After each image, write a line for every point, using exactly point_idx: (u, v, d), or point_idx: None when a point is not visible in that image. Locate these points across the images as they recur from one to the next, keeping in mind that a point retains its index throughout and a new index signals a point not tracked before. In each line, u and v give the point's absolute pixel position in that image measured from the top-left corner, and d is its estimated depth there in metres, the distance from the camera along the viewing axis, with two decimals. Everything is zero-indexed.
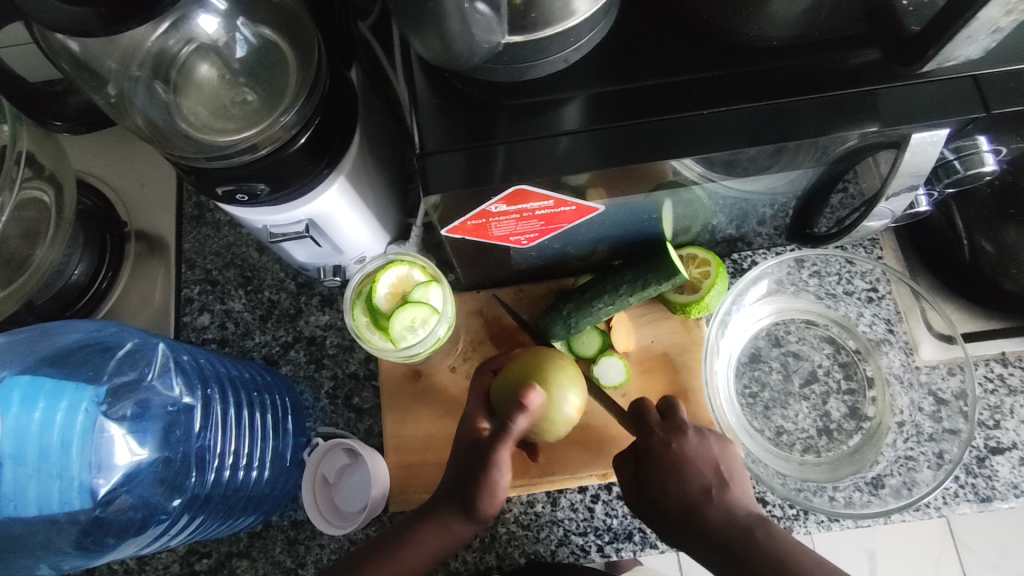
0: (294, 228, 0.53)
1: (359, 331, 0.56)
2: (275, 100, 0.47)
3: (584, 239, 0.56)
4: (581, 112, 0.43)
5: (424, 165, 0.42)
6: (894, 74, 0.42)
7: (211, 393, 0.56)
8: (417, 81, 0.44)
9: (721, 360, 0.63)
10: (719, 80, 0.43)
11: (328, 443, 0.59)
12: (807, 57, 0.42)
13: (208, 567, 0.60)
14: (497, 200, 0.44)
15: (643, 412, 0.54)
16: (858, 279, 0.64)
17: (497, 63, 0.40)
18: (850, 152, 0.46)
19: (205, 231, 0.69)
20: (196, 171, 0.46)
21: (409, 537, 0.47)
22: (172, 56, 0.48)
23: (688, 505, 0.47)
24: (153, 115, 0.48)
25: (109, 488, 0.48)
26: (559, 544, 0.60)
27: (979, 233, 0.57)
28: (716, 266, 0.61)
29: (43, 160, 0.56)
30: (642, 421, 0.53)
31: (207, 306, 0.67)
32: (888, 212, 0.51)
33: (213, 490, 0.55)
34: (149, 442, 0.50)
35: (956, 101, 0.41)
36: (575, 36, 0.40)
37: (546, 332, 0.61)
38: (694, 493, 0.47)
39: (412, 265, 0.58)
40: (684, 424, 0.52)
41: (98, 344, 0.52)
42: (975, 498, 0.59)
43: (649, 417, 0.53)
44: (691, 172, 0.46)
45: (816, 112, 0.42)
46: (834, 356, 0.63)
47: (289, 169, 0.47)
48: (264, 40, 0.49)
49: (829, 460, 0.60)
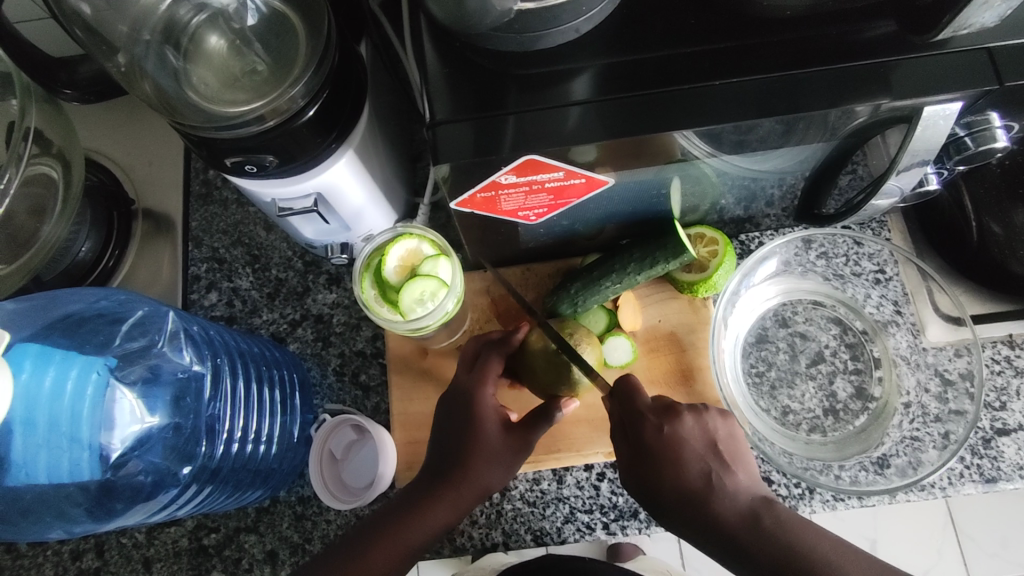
0: (303, 202, 0.53)
1: (367, 304, 0.56)
2: (285, 70, 0.47)
3: (592, 216, 0.56)
4: (592, 83, 0.43)
5: (435, 134, 0.42)
6: (908, 46, 0.42)
7: (220, 363, 0.56)
8: (427, 52, 0.44)
9: (727, 338, 0.63)
10: (731, 51, 0.42)
11: (334, 419, 0.59)
12: (820, 29, 0.42)
13: (216, 542, 0.60)
14: (506, 171, 0.44)
15: (631, 391, 0.52)
16: (865, 261, 0.64)
17: (508, 32, 0.40)
18: (862, 128, 0.46)
19: (213, 209, 0.69)
20: (206, 143, 0.46)
21: (443, 493, 0.52)
22: (182, 25, 0.49)
23: (685, 489, 0.48)
24: (163, 83, 0.48)
25: (120, 452, 0.49)
26: (564, 522, 0.60)
27: (987, 215, 0.57)
28: (723, 245, 0.61)
29: (51, 135, 0.56)
30: (631, 401, 0.52)
31: (215, 284, 0.67)
32: (897, 190, 0.51)
33: (221, 462, 0.55)
34: (159, 409, 0.51)
35: (968, 73, 0.41)
36: (587, 6, 0.39)
37: (552, 310, 0.61)
38: (694, 479, 0.48)
39: (421, 238, 0.58)
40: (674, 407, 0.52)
41: (108, 314, 0.53)
42: (980, 479, 0.59)
43: (638, 398, 0.52)
44: (700, 151, 0.46)
45: (827, 84, 0.42)
46: (840, 337, 0.63)
47: (298, 141, 0.47)
48: (273, 10, 0.49)
49: (835, 440, 0.60)
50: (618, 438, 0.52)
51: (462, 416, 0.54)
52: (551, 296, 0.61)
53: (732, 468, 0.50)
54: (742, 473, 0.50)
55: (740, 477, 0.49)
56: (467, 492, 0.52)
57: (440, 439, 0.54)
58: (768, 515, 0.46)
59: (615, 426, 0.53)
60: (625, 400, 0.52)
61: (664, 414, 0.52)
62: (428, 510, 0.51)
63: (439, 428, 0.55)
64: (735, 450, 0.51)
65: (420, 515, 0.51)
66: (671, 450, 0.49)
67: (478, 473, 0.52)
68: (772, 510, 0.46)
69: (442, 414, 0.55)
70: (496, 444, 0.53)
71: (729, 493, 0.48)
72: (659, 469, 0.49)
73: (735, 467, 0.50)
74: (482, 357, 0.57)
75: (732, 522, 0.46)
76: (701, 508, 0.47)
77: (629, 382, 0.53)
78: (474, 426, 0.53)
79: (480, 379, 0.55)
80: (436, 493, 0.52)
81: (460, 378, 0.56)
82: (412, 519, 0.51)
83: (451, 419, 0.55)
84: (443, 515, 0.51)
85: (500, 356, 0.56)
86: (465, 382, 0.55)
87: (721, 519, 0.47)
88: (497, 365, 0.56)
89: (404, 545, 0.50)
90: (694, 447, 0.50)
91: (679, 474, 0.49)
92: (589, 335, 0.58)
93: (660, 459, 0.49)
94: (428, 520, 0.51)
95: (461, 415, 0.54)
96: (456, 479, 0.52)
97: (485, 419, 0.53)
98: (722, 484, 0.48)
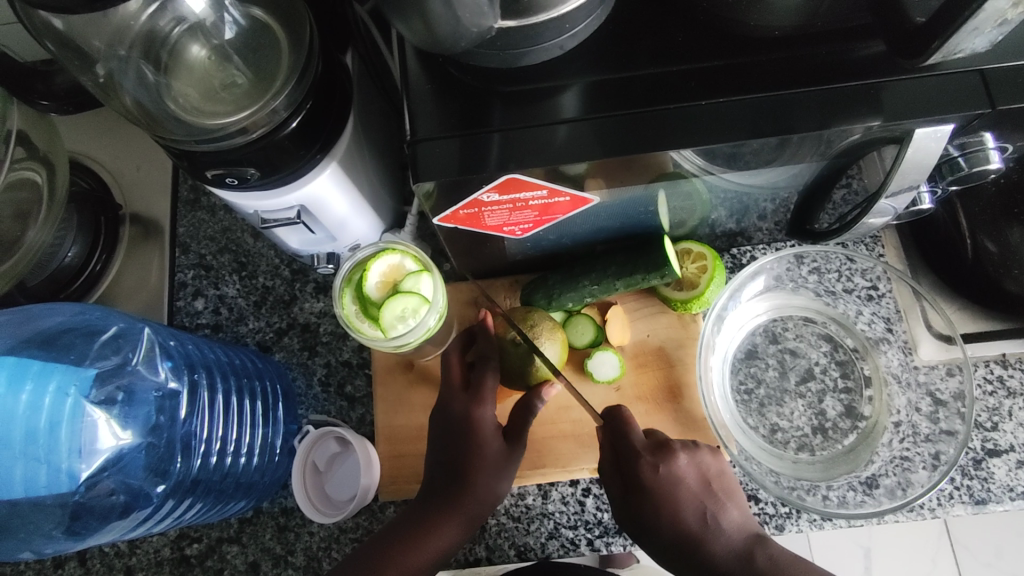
0: (287, 213, 0.53)
1: (349, 320, 0.55)
2: (266, 82, 0.46)
3: (580, 231, 0.55)
4: (577, 101, 0.42)
5: (416, 152, 0.42)
6: (898, 68, 0.41)
7: (198, 378, 0.56)
8: (410, 67, 0.43)
9: (716, 355, 0.62)
10: (718, 70, 0.41)
11: (319, 430, 0.59)
12: (810, 49, 0.41)
13: (198, 552, 0.60)
14: (488, 189, 0.43)
15: (624, 427, 0.53)
16: (858, 276, 0.63)
17: (490, 49, 0.39)
18: (854, 146, 0.45)
19: (201, 216, 0.68)
20: (187, 156, 0.45)
21: (452, 510, 0.52)
22: (162, 37, 0.48)
23: (681, 528, 0.49)
24: (142, 97, 0.47)
25: (91, 472, 0.47)
26: (548, 538, 0.59)
27: (982, 233, 0.57)
28: (712, 260, 0.61)
29: (36, 139, 0.56)
30: (624, 436, 0.53)
31: (201, 291, 0.66)
32: (890, 209, 0.50)
33: (200, 475, 0.56)
34: (133, 427, 0.50)
35: (961, 95, 0.40)
36: (571, 23, 0.39)
37: (529, 302, 0.61)
38: (689, 518, 0.49)
39: (404, 254, 0.57)
40: (669, 444, 0.53)
41: (84, 327, 0.52)
42: (969, 500, 0.58)
43: (631, 434, 0.53)
44: (692, 164, 0.45)
45: (817, 104, 0.41)
46: (831, 354, 0.62)
47: (280, 153, 0.46)
48: (253, 20, 0.48)
49: (822, 460, 0.60)
50: (613, 478, 0.53)
51: (461, 438, 0.55)
52: (528, 288, 0.61)
53: (725, 505, 0.51)
54: (735, 509, 0.51)
55: (733, 514, 0.50)
56: (473, 509, 0.53)
57: (440, 457, 0.55)
58: (759, 552, 0.47)
59: (608, 459, 0.53)
60: (617, 435, 0.53)
61: (659, 452, 0.52)
62: (438, 526, 0.52)
63: (436, 442, 0.56)
64: (727, 486, 0.52)
65: (430, 531, 0.51)
66: (666, 490, 0.50)
67: (482, 492, 0.53)
68: (764, 546, 0.48)
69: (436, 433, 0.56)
70: (496, 465, 0.54)
71: (721, 529, 0.49)
72: (654, 509, 0.50)
73: (727, 504, 0.51)
74: (477, 372, 0.57)
75: (727, 560, 0.47)
76: (697, 545, 0.48)
77: (622, 417, 0.54)
78: (477, 447, 0.54)
79: (476, 400, 0.55)
80: (444, 511, 0.52)
81: (451, 397, 0.56)
82: (425, 536, 0.51)
83: (448, 438, 0.55)
84: (453, 533, 0.52)
85: (494, 371, 0.56)
86: (463, 407, 0.56)
87: (715, 558, 0.48)
88: (491, 383, 0.56)
89: (414, 562, 0.50)
90: (688, 485, 0.51)
91: (674, 512, 0.50)
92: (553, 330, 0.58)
93: (656, 498, 0.50)
94: (441, 536, 0.51)
95: (462, 435, 0.55)
96: (464, 497, 0.53)
97: (488, 442, 0.54)
98: (717, 524, 0.49)
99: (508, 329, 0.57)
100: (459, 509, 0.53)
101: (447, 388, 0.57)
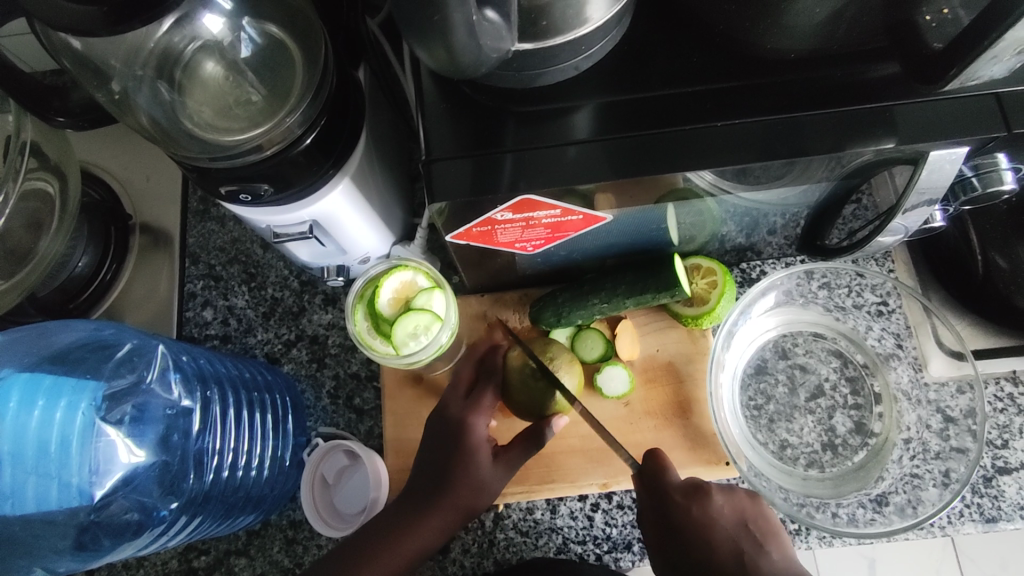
0: (298, 228, 0.53)
1: (361, 337, 0.56)
2: (281, 100, 0.46)
3: (589, 247, 0.55)
4: (590, 120, 0.42)
5: (430, 171, 0.41)
6: (914, 90, 0.41)
7: (210, 394, 0.56)
8: (425, 86, 0.43)
9: (726, 372, 0.62)
10: (733, 91, 0.42)
11: (327, 444, 0.59)
12: (826, 70, 0.41)
13: (206, 564, 0.60)
14: (502, 209, 0.43)
15: (660, 468, 0.50)
16: (868, 292, 0.63)
17: (506, 70, 0.39)
18: (866, 166, 0.45)
19: (210, 226, 0.69)
20: (199, 171, 0.46)
21: (430, 512, 0.52)
22: (177, 54, 0.48)
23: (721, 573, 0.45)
24: (157, 114, 0.48)
25: (105, 492, 0.48)
26: (557, 552, 0.59)
27: (993, 249, 0.56)
28: (722, 275, 0.60)
29: (48, 150, 0.56)
30: (660, 479, 0.50)
31: (210, 302, 0.66)
32: (903, 229, 0.50)
33: (211, 489, 0.56)
34: (146, 444, 0.50)
35: (976, 118, 0.40)
36: (587, 44, 0.39)
37: (537, 319, 0.61)
38: (728, 562, 0.45)
39: (416, 270, 0.58)
40: (706, 486, 0.49)
41: (96, 343, 0.53)
42: (980, 518, 0.58)
43: (666, 476, 0.50)
44: (701, 181, 0.45)
45: (831, 126, 0.41)
46: (841, 370, 0.62)
47: (294, 170, 0.46)
48: (270, 38, 0.48)
49: (832, 476, 0.60)
50: (651, 526, 0.49)
51: (450, 440, 0.54)
52: (538, 305, 0.61)
53: (766, 547, 0.46)
54: (777, 552, 0.46)
55: (775, 555, 0.46)
56: (453, 514, 0.52)
57: (427, 459, 0.54)
58: None
59: (645, 500, 0.50)
60: (651, 481, 0.50)
61: (693, 492, 0.49)
62: (414, 526, 0.51)
63: (427, 441, 0.55)
64: (769, 529, 0.48)
65: (404, 532, 0.51)
66: (700, 534, 0.47)
67: (466, 493, 0.53)
68: None
69: (426, 438, 0.55)
70: (483, 472, 0.53)
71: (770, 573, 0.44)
72: (693, 557, 0.46)
73: (768, 545, 0.46)
74: (479, 383, 0.57)
75: None
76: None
77: (655, 456, 0.51)
78: (462, 450, 0.53)
79: (472, 408, 0.55)
80: (421, 512, 0.52)
81: (449, 403, 0.56)
82: (400, 537, 0.51)
83: (437, 442, 0.54)
84: (430, 536, 0.51)
85: (494, 386, 0.56)
86: (457, 411, 0.55)
87: None
88: (491, 398, 0.55)
89: (391, 565, 0.50)
90: (723, 522, 0.47)
91: (711, 557, 0.46)
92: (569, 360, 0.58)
93: (690, 544, 0.47)
94: (421, 538, 0.51)
95: (450, 440, 0.54)
96: (442, 499, 0.52)
97: (478, 448, 0.53)
98: (757, 566, 0.45)
99: (521, 355, 0.57)
100: (435, 512, 0.52)
101: (449, 393, 0.57)
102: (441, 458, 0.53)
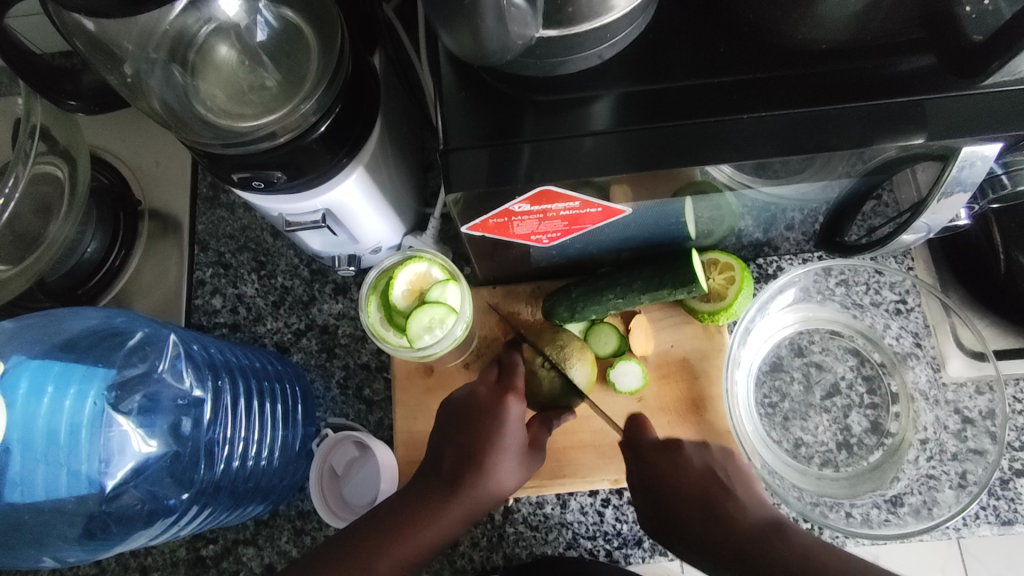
0: (311, 217, 0.52)
1: (374, 329, 0.56)
2: (295, 86, 0.46)
3: (606, 239, 0.54)
4: (612, 110, 0.41)
5: (448, 160, 0.40)
6: (948, 85, 0.39)
7: (221, 384, 0.56)
8: (444, 73, 0.42)
9: (741, 369, 0.61)
10: (758, 83, 0.40)
11: (337, 434, 0.59)
12: (856, 63, 0.40)
13: (214, 553, 0.60)
14: (521, 201, 0.42)
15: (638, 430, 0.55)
16: (886, 290, 0.62)
17: (528, 57, 0.38)
18: (893, 162, 0.44)
19: (220, 213, 0.68)
20: (211, 158, 0.45)
21: (454, 501, 0.48)
22: (190, 36, 0.47)
23: (686, 512, 0.46)
24: (169, 99, 0.47)
25: (116, 483, 0.48)
26: (567, 547, 0.59)
27: (1017, 248, 0.55)
28: (740, 270, 0.59)
29: (57, 134, 0.55)
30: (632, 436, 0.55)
31: (219, 290, 0.66)
32: (926, 228, 0.49)
33: (222, 480, 0.55)
34: (157, 435, 0.50)
35: (1012, 114, 0.39)
36: (613, 32, 0.38)
37: (551, 312, 0.60)
38: (691, 501, 0.46)
39: (431, 263, 0.57)
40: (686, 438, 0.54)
41: (109, 332, 0.52)
42: (995, 521, 0.57)
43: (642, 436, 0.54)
44: (721, 173, 0.43)
45: (862, 121, 0.39)
46: (858, 369, 0.61)
47: (308, 158, 0.45)
48: (285, 22, 0.48)
49: (847, 476, 0.59)
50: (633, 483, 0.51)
51: (478, 427, 0.51)
52: (552, 298, 0.60)
53: (734, 490, 0.47)
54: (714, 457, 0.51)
55: (741, 497, 0.46)
56: (476, 505, 0.49)
57: (450, 444, 0.51)
58: (718, 490, 0.47)
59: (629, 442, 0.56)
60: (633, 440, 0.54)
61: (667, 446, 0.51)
62: (433, 518, 0.48)
63: (451, 426, 0.52)
64: (737, 477, 0.49)
65: (421, 525, 0.48)
66: (670, 477, 0.48)
67: (494, 485, 0.49)
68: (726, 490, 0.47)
69: (445, 422, 0.53)
70: (511, 461, 0.50)
71: (701, 466, 0.49)
72: (662, 502, 0.47)
73: (714, 458, 0.50)
74: (505, 369, 0.55)
75: (681, 490, 0.47)
76: (705, 525, 0.45)
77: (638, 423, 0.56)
78: (491, 440, 0.50)
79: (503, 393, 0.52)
80: (439, 505, 0.49)
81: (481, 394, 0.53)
82: (421, 527, 0.48)
83: (462, 425, 0.52)
84: (446, 528, 0.48)
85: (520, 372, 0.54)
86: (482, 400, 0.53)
87: (678, 491, 0.47)
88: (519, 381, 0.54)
89: (406, 554, 0.47)
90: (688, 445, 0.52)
91: (679, 503, 0.46)
92: (582, 350, 0.58)
93: (661, 486, 0.48)
94: (440, 529, 0.48)
95: (478, 422, 0.51)
96: (464, 491, 0.49)
97: (509, 439, 0.50)
98: (685, 465, 0.49)
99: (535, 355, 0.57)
100: (456, 503, 0.49)
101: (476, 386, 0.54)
102: (467, 450, 0.50)
